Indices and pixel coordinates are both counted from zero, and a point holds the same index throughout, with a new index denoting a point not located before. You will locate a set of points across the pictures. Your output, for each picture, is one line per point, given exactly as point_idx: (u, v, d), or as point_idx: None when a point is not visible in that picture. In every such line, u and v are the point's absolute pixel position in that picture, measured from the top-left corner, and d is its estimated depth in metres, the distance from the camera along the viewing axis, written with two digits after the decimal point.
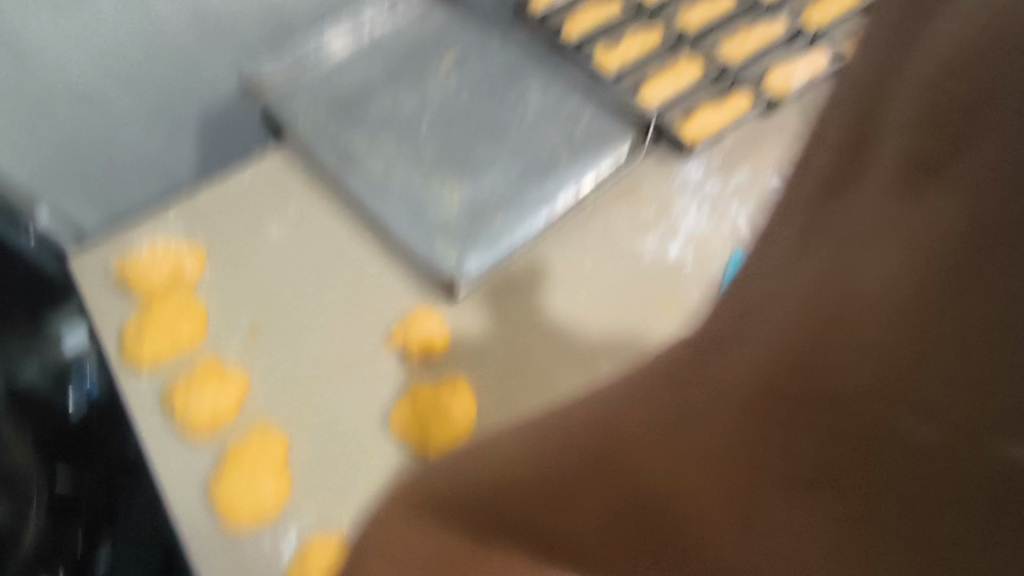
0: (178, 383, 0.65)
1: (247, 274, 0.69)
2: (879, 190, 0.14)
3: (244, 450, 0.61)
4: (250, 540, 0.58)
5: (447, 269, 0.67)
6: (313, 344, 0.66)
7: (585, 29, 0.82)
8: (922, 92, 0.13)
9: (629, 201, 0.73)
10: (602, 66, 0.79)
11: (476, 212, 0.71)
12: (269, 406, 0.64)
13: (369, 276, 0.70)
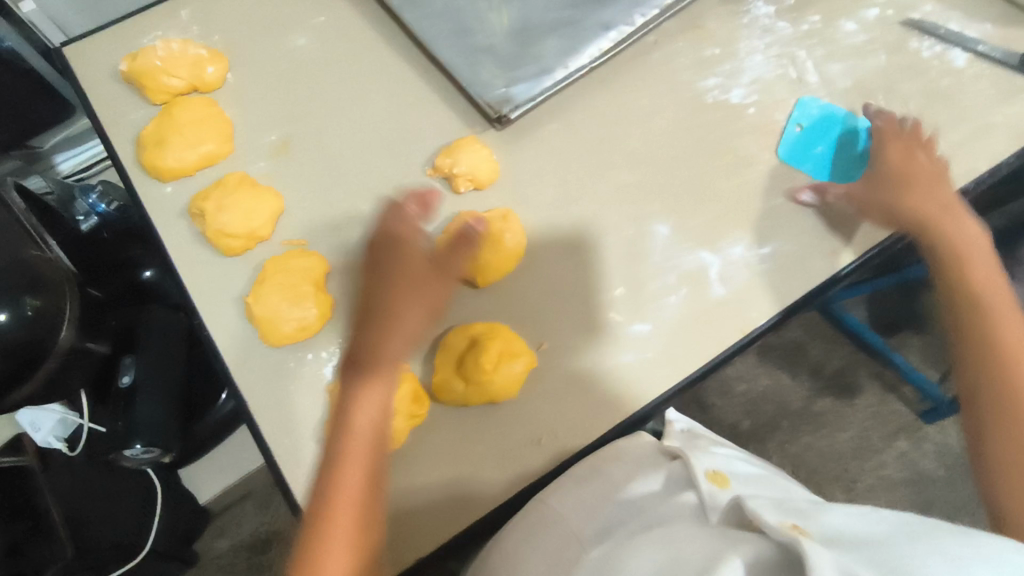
0: (208, 193, 0.59)
1: (286, 79, 0.65)
2: (377, 328, 0.47)
3: (280, 264, 0.57)
4: (288, 355, 0.55)
5: (494, 95, 0.63)
6: (348, 165, 0.62)
7: None
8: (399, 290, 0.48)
9: (693, 35, 0.68)
10: None
11: (527, 34, 0.65)
12: (305, 228, 0.60)
13: (415, 95, 0.65)
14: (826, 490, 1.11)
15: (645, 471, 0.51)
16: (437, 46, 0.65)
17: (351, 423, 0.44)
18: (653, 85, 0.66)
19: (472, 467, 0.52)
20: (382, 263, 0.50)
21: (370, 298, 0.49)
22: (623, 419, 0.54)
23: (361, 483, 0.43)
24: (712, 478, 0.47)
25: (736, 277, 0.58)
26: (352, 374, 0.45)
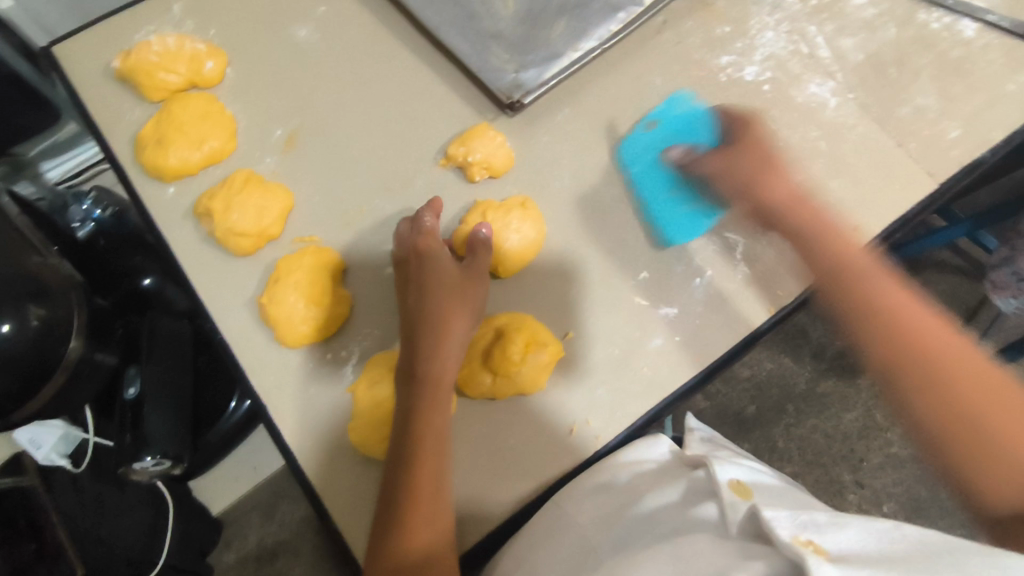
0: (216, 192, 0.56)
1: (285, 73, 0.63)
2: (421, 325, 0.48)
3: (294, 263, 0.55)
4: (307, 356, 0.53)
5: (504, 80, 0.61)
6: (359, 157, 0.60)
7: None
8: (439, 286, 0.50)
9: (704, 14, 0.67)
10: None
11: (535, 18, 0.64)
12: (317, 224, 0.58)
13: (424, 83, 0.63)
14: (834, 471, 1.12)
15: (664, 481, 0.49)
16: (444, 33, 0.63)
17: (416, 422, 0.45)
18: (666, 66, 0.65)
19: (506, 468, 0.50)
20: (417, 265, 0.51)
21: (410, 300, 0.50)
22: (651, 409, 0.52)
23: (430, 468, 0.44)
24: (735, 489, 0.44)
25: (761, 256, 0.58)
26: (405, 372, 0.47)
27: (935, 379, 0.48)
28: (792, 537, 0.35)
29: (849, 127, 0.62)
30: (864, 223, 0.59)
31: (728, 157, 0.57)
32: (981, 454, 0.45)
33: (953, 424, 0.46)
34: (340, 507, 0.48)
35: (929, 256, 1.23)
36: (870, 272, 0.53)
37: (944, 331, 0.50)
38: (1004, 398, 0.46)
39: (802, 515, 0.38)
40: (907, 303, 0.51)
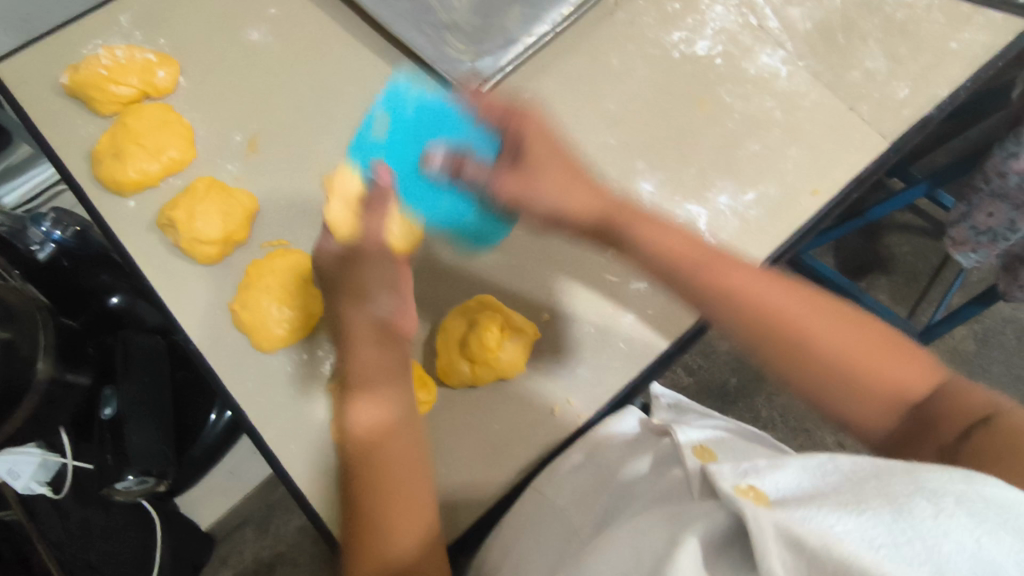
0: (177, 202, 0.56)
1: (241, 77, 0.62)
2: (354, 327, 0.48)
3: (263, 269, 0.55)
4: (285, 358, 0.53)
5: (462, 69, 0.62)
6: (320, 157, 0.59)
7: None
8: (359, 290, 0.49)
9: None
10: None
11: (487, 9, 0.66)
12: (285, 227, 0.57)
13: (381, 79, 0.63)
14: (820, 435, 1.18)
15: (636, 453, 0.50)
16: (399, 26, 0.63)
17: (381, 432, 0.45)
18: (621, 45, 0.65)
19: (493, 453, 0.51)
20: (337, 273, 0.51)
21: (342, 307, 0.50)
22: (622, 388, 0.54)
23: (401, 464, 0.44)
24: (698, 454, 0.46)
25: (728, 226, 0.59)
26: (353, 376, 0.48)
27: (804, 341, 0.47)
28: (734, 485, 0.37)
29: (802, 94, 0.64)
30: (824, 185, 0.60)
31: (521, 175, 0.52)
32: (844, 388, 0.46)
33: (828, 377, 0.47)
34: (332, 503, 0.48)
35: (891, 219, 1.27)
36: (713, 259, 0.51)
37: (791, 292, 0.50)
38: (850, 331, 0.48)
39: (746, 463, 0.39)
40: (756, 278, 0.50)
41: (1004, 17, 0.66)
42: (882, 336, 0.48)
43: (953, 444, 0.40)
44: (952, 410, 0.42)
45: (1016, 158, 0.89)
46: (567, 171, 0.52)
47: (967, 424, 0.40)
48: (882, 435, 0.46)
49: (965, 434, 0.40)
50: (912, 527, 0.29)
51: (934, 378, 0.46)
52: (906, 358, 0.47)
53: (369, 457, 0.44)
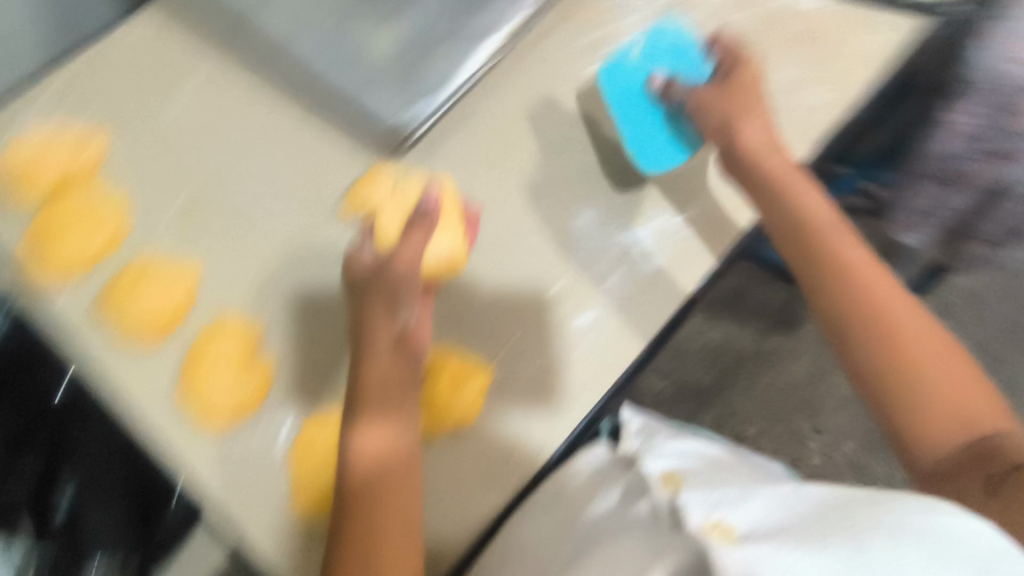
0: (117, 286, 0.56)
1: (168, 151, 0.62)
2: (382, 350, 0.52)
3: (208, 344, 0.55)
4: (240, 432, 0.53)
5: (392, 120, 0.63)
6: (256, 222, 0.60)
7: None
8: (387, 309, 0.53)
9: (568, 26, 0.70)
10: None
11: (410, 53, 0.66)
12: (227, 295, 0.57)
13: (310, 138, 0.64)
14: (795, 424, 1.37)
15: (606, 484, 0.59)
16: (330, 76, 0.64)
17: (393, 458, 0.49)
18: (543, 80, 0.68)
19: (467, 488, 0.55)
20: (371, 292, 0.53)
21: (370, 328, 0.52)
22: (583, 416, 0.56)
23: (401, 489, 0.48)
24: (665, 482, 0.55)
25: (662, 248, 0.62)
26: (380, 395, 0.51)
27: (889, 332, 0.55)
28: (705, 520, 0.46)
29: None
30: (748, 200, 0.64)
31: (721, 97, 0.62)
32: (929, 408, 0.52)
33: (899, 375, 0.53)
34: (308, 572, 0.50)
35: None
36: (842, 243, 0.59)
37: (900, 295, 0.57)
38: (958, 371, 0.54)
39: (716, 496, 0.48)
40: (872, 270, 0.58)
41: (898, 19, 0.70)
42: (956, 365, 0.54)
43: (1001, 477, 0.48)
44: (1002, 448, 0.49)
45: (933, 140, 0.83)
46: (750, 108, 0.62)
47: (1016, 466, 0.47)
48: (933, 454, 0.51)
49: (1017, 473, 0.47)
50: (863, 561, 0.37)
51: (1009, 425, 0.52)
52: (992, 405, 0.53)
53: (376, 484, 0.48)
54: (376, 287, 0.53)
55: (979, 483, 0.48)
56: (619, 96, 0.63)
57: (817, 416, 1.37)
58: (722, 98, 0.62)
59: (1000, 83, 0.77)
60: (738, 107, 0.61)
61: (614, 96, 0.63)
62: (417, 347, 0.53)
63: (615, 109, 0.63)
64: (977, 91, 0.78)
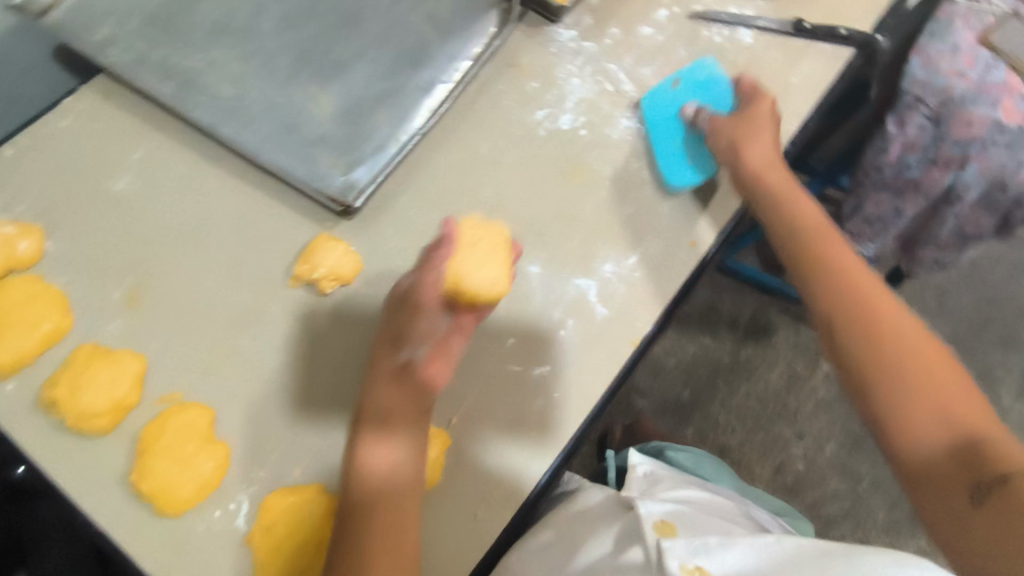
0: (60, 377, 0.54)
1: (107, 231, 0.61)
2: (389, 367, 0.54)
3: (159, 430, 0.53)
4: (196, 518, 0.52)
5: (336, 185, 0.62)
6: (205, 299, 0.59)
7: None
8: (396, 329, 0.55)
9: (513, 73, 0.69)
10: None
11: (352, 115, 0.65)
12: (178, 377, 0.56)
13: (255, 206, 0.63)
14: (777, 430, 1.38)
15: (604, 526, 0.64)
16: (267, 152, 0.63)
17: (389, 476, 0.51)
18: (491, 128, 0.67)
19: (449, 531, 0.53)
20: (388, 315, 0.56)
21: (383, 345, 0.55)
22: (565, 443, 0.56)
23: (395, 506, 0.50)
24: (659, 530, 0.59)
25: (616, 291, 0.61)
26: (389, 410, 0.52)
27: (872, 332, 0.55)
28: (683, 563, 0.54)
29: None
30: (701, 236, 0.64)
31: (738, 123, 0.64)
32: (917, 408, 0.52)
33: (882, 372, 0.54)
34: None
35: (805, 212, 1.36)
36: (829, 246, 0.60)
37: (888, 298, 0.57)
38: (948, 373, 0.53)
39: (698, 540, 0.55)
40: (860, 273, 0.59)
41: (834, 49, 0.71)
42: (944, 370, 0.53)
43: (987, 485, 0.47)
44: (990, 455, 0.48)
45: (886, 152, 1.01)
46: (755, 125, 0.63)
47: (1004, 477, 0.47)
48: (915, 453, 0.51)
49: (1004, 485, 0.46)
50: None
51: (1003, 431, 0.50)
52: (985, 411, 0.52)
53: (370, 503, 0.50)
54: (392, 309, 0.56)
55: (964, 491, 0.48)
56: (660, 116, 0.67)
57: (797, 421, 1.38)
58: (737, 123, 0.63)
59: (947, 98, 0.93)
60: (749, 134, 0.63)
61: (651, 123, 0.67)
62: (428, 382, 0.53)
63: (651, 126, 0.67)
64: (924, 103, 0.95)
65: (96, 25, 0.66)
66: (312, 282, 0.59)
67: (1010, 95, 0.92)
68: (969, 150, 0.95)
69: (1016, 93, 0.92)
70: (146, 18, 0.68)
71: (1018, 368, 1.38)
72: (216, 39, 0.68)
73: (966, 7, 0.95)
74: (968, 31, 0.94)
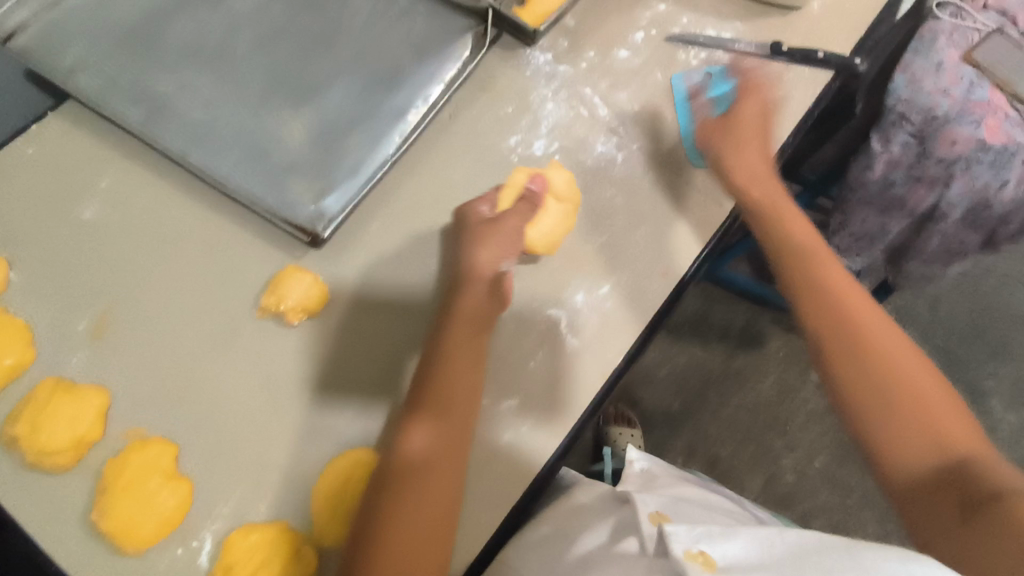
0: (21, 413, 0.54)
1: (73, 260, 0.60)
2: (482, 282, 0.58)
3: (121, 467, 0.53)
4: (158, 555, 0.51)
5: (305, 215, 0.61)
6: (170, 330, 0.58)
7: None
8: (490, 248, 0.59)
9: (487, 96, 0.69)
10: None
11: (325, 140, 0.64)
12: (141, 412, 0.55)
13: (225, 235, 0.62)
14: (767, 442, 1.37)
15: (597, 522, 0.64)
16: (236, 180, 0.62)
17: (448, 408, 0.53)
18: (465, 155, 0.67)
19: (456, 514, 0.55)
20: (472, 238, 0.60)
21: (465, 264, 0.59)
22: (565, 437, 0.57)
23: (455, 436, 0.52)
24: (653, 519, 0.58)
25: (588, 321, 0.61)
26: (460, 333, 0.56)
27: (867, 358, 0.57)
28: (686, 549, 0.50)
29: (640, 178, 0.66)
30: (673, 264, 0.63)
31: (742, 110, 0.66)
32: (908, 433, 0.54)
33: (876, 398, 0.55)
34: None
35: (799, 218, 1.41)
36: (828, 272, 0.61)
37: (882, 322, 0.59)
38: (938, 397, 0.55)
39: (700, 528, 0.52)
40: (857, 299, 0.60)
41: (813, 72, 0.70)
42: (933, 394, 0.55)
43: (977, 501, 0.49)
44: (978, 478, 0.50)
45: (871, 169, 1.00)
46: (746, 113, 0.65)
47: (992, 495, 0.49)
48: (908, 476, 0.53)
49: (991, 503, 0.48)
50: None
51: (989, 451, 0.53)
52: (971, 432, 0.54)
53: (427, 433, 0.52)
54: (474, 236, 0.60)
55: (954, 508, 0.50)
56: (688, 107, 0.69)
57: (787, 433, 1.37)
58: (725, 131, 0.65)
59: (931, 116, 0.92)
60: (744, 144, 0.64)
61: (680, 102, 0.69)
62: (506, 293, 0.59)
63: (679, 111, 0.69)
64: (909, 121, 0.93)
65: (64, 49, 0.65)
66: (279, 315, 0.59)
67: (993, 114, 0.91)
68: (953, 168, 0.93)
69: (999, 112, 0.92)
70: (115, 41, 0.67)
71: (1009, 378, 1.37)
72: (186, 62, 0.67)
73: (951, 24, 0.95)
74: (952, 48, 0.94)
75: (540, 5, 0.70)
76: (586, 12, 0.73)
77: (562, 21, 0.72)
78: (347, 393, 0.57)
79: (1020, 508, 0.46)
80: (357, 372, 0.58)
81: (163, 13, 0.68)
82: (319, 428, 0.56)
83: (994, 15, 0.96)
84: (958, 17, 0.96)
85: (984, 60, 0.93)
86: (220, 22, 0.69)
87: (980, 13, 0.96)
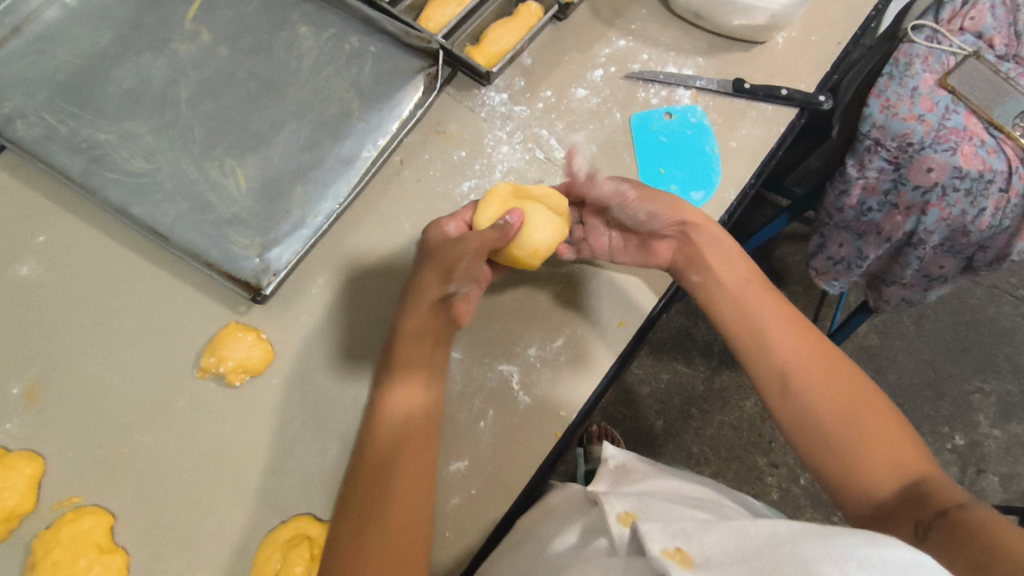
0: None
1: (10, 320, 0.58)
2: (431, 291, 0.54)
3: (54, 541, 0.51)
4: None
5: (250, 267, 0.59)
6: (108, 393, 0.57)
7: (445, 16, 0.68)
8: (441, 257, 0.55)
9: (440, 140, 0.67)
10: (425, 27, 0.68)
11: (271, 189, 0.63)
12: (76, 480, 0.54)
13: (168, 289, 0.61)
14: (751, 460, 1.35)
15: (564, 527, 0.57)
16: (177, 233, 0.60)
17: (412, 423, 0.51)
18: (418, 201, 0.65)
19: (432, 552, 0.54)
20: (428, 249, 0.57)
21: (419, 274, 0.56)
22: (531, 478, 0.56)
23: (420, 445, 0.51)
24: (622, 520, 0.51)
25: (539, 380, 0.59)
26: (414, 351, 0.53)
27: (800, 382, 0.53)
28: (663, 547, 0.42)
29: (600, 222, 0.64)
30: (630, 315, 0.62)
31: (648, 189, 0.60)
32: (850, 457, 0.50)
33: (808, 428, 0.52)
34: None
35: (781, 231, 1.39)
36: (755, 295, 0.58)
37: (810, 342, 0.56)
38: (881, 419, 0.51)
39: (677, 525, 0.44)
40: (783, 322, 0.57)
41: (776, 110, 0.69)
42: (871, 410, 0.52)
43: (929, 522, 0.44)
44: (928, 493, 0.46)
45: (846, 195, 0.95)
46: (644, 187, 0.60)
47: (943, 511, 0.44)
48: (858, 502, 0.49)
49: (944, 518, 0.43)
50: None
51: (936, 470, 0.49)
52: (915, 448, 0.50)
53: (389, 453, 0.50)
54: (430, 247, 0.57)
55: (907, 531, 0.44)
56: (649, 151, 0.67)
57: (770, 450, 1.35)
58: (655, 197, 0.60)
59: (906, 143, 0.87)
60: (683, 207, 0.60)
61: (641, 143, 0.67)
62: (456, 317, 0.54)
63: (640, 157, 0.67)
64: (884, 147, 0.89)
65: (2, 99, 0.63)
66: (219, 375, 0.57)
67: (968, 141, 0.87)
68: (929, 197, 0.89)
69: (975, 139, 0.88)
70: (55, 89, 0.65)
71: (995, 393, 1.35)
72: (128, 110, 0.65)
73: (926, 48, 0.91)
74: (927, 72, 0.91)
75: (496, 43, 0.68)
76: (544, 50, 0.71)
77: (518, 59, 0.70)
78: (291, 456, 0.56)
79: (976, 520, 0.41)
80: (300, 436, 0.56)
81: (105, 59, 0.66)
82: (262, 492, 0.54)
83: (971, 38, 0.93)
84: (932, 41, 0.92)
85: (960, 86, 0.90)
86: (165, 66, 0.67)
87: (956, 36, 0.92)
